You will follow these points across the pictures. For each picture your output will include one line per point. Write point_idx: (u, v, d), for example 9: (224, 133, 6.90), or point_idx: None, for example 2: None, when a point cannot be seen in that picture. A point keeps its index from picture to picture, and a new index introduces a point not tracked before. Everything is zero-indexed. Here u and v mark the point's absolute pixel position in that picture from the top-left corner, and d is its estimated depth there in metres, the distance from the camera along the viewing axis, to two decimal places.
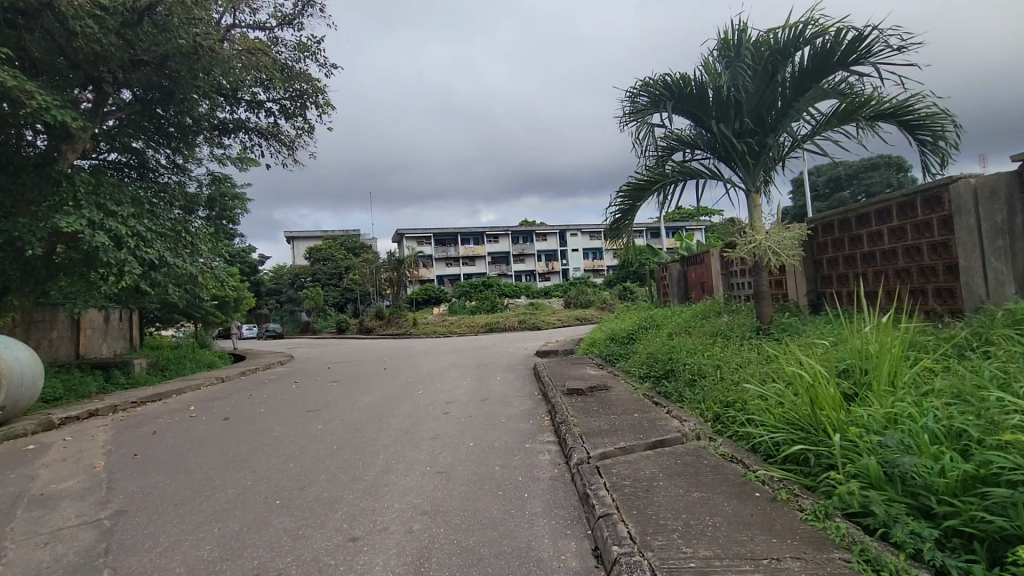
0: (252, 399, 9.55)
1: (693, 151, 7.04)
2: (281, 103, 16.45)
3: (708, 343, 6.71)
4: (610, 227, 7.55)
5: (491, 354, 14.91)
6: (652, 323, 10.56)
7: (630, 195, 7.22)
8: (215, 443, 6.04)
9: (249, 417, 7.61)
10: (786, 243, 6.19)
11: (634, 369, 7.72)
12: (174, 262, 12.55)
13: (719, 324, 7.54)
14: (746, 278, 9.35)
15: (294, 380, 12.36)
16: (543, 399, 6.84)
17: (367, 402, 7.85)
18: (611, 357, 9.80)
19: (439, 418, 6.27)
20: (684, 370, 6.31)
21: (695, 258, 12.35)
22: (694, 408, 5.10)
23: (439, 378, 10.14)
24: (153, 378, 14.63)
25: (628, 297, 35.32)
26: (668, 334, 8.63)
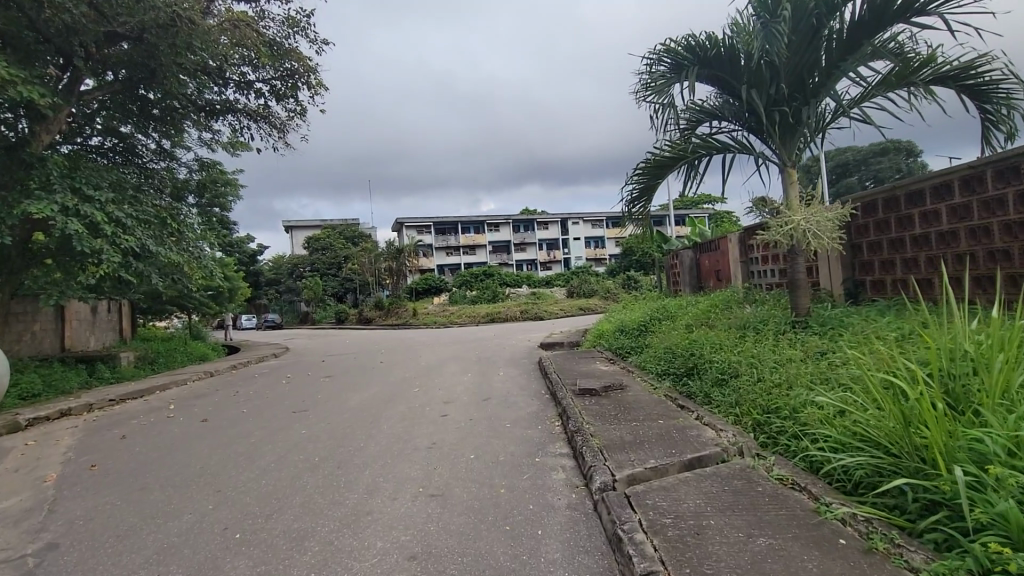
0: (238, 397, 8.88)
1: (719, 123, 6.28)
2: (272, 83, 15.88)
3: (735, 337, 6.03)
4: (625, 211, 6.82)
5: (493, 346, 14.26)
6: (666, 314, 9.86)
7: (650, 174, 6.48)
8: (186, 452, 5.38)
9: (230, 419, 6.95)
10: (829, 225, 5.47)
11: (651, 365, 7.03)
12: (157, 251, 11.85)
13: (746, 316, 6.84)
14: (770, 265, 8.61)
15: (285, 375, 11.70)
16: (551, 400, 6.18)
17: (359, 401, 7.19)
18: (622, 351, 9.11)
19: (435, 422, 5.62)
20: (709, 368, 5.64)
21: (710, 245, 11.61)
22: (729, 415, 4.45)
23: (437, 374, 9.46)
24: (140, 372, 13.99)
25: (631, 287, 34.64)
26: (686, 327, 7.92)
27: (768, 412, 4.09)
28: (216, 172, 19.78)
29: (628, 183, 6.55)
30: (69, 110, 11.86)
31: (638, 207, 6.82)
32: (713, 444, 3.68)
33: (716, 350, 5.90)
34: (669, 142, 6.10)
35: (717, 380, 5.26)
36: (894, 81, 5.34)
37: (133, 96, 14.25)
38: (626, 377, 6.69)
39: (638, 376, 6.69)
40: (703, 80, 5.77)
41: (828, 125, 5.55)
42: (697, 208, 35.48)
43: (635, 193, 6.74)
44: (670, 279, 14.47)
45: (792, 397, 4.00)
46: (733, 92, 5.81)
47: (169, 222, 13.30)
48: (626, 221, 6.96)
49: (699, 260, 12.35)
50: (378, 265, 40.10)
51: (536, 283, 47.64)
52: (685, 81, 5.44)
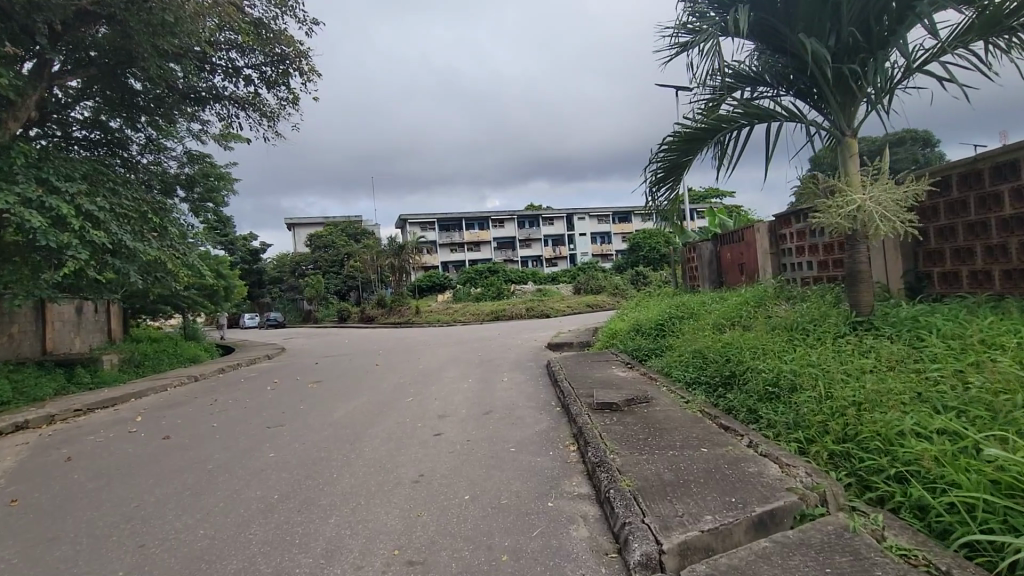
0: (214, 407, 8.01)
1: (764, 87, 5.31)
2: (260, 69, 15.23)
3: (780, 340, 5.12)
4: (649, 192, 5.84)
5: (497, 346, 13.39)
6: (688, 312, 8.89)
7: (678, 149, 5.54)
8: (130, 481, 4.50)
9: (196, 436, 6.07)
10: (900, 203, 4.53)
11: (676, 372, 6.11)
12: (134, 246, 11.05)
13: (787, 313, 5.92)
14: (808, 257, 7.75)
15: (273, 380, 10.83)
16: (563, 414, 5.27)
17: (343, 415, 6.30)
18: (641, 355, 8.17)
19: (427, 444, 4.74)
20: (753, 378, 4.71)
21: (732, 236, 10.68)
22: (792, 441, 3.58)
23: (434, 380, 8.56)
24: (124, 376, 13.17)
25: (639, 282, 33.66)
26: (714, 328, 6.99)
27: (848, 441, 3.24)
28: (206, 166, 18.95)
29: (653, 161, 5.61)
30: (38, 97, 11.06)
31: (665, 190, 5.87)
32: (786, 489, 2.79)
33: (759, 355, 5.00)
34: (703, 109, 5.14)
35: (766, 393, 4.38)
36: (980, 31, 4.40)
37: (114, 83, 13.43)
38: (649, 386, 5.77)
39: (662, 385, 5.78)
40: (749, 29, 4.84)
41: (897, 85, 4.74)
42: (705, 201, 34.46)
43: (661, 173, 5.81)
44: (687, 272, 13.46)
45: (882, 421, 3.13)
46: (785, 47, 4.89)
47: (151, 217, 12.47)
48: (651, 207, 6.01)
49: (720, 252, 11.40)
50: (379, 263, 39.26)
51: (541, 280, 46.80)
52: (732, 24, 4.51)
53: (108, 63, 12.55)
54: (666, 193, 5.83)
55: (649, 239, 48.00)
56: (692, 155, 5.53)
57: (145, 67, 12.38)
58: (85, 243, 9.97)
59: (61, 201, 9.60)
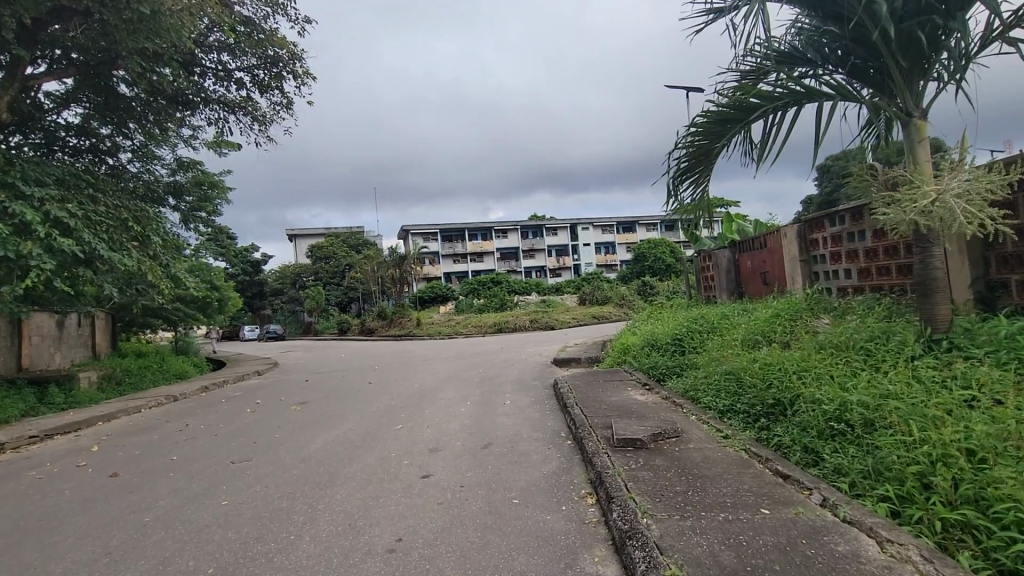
0: (181, 434, 7.17)
1: (820, 66, 4.45)
2: (252, 72, 14.56)
3: (835, 362, 4.28)
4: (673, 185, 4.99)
5: (499, 361, 12.54)
6: (712, 326, 8.01)
7: (707, 134, 4.68)
8: (46, 540, 3.67)
9: (148, 472, 5.23)
10: (988, 195, 3.71)
11: (706, 397, 5.25)
12: (110, 256, 10.28)
13: (836, 328, 5.07)
14: (849, 263, 6.90)
15: (255, 400, 9.98)
16: (576, 451, 4.43)
17: (320, 448, 5.47)
18: (662, 376, 7.30)
19: (411, 490, 3.90)
20: (806, 410, 3.91)
21: (754, 243, 9.89)
22: (877, 497, 2.82)
23: (430, 402, 7.70)
24: (102, 395, 12.36)
25: (645, 293, 32.77)
26: (746, 346, 6.13)
27: (962, 505, 2.50)
28: (200, 174, 18.31)
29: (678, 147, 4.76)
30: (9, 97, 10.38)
31: (691, 182, 5.00)
32: None
33: (810, 382, 4.17)
34: (740, 84, 4.29)
35: (829, 431, 3.57)
36: None
37: (97, 85, 12.77)
38: (676, 415, 4.89)
39: (691, 414, 4.92)
40: None
41: (973, 57, 4.03)
42: None
43: (686, 162, 4.95)
44: (701, 282, 12.60)
45: (1017, 483, 2.39)
46: (841, 12, 4.11)
47: (132, 225, 11.75)
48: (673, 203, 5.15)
49: (740, 260, 10.58)
50: (379, 274, 38.52)
51: (545, 291, 45.95)
52: None
53: (89, 62, 11.89)
54: (692, 186, 4.96)
55: (654, 249, 47.24)
56: (725, 141, 4.67)
57: (129, 69, 11.77)
58: (53, 252, 9.19)
59: (26, 207, 8.84)
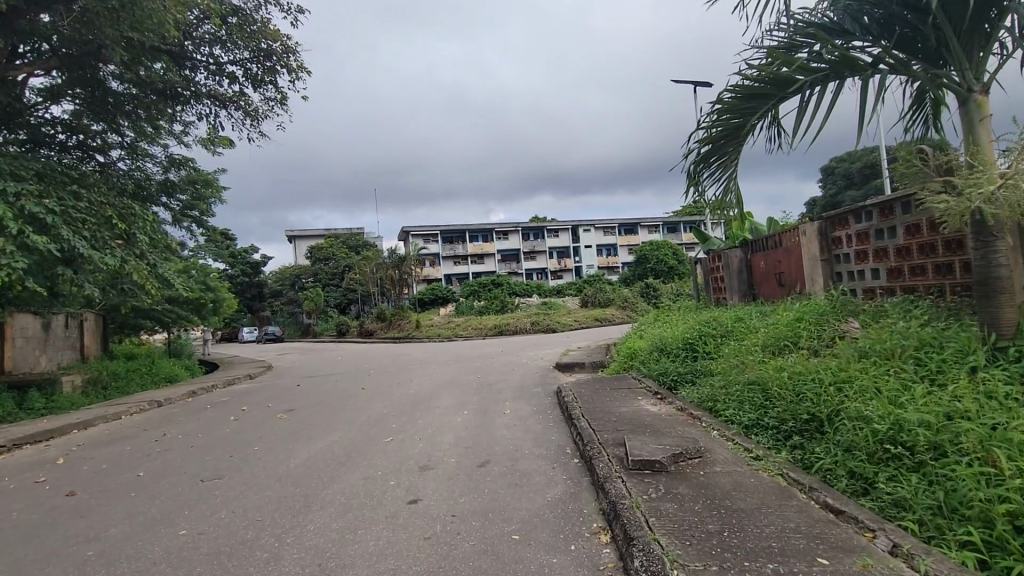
0: (155, 445, 6.65)
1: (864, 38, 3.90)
2: (245, 66, 14.09)
3: (882, 373, 3.79)
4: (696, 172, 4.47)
5: (499, 365, 12.03)
6: (727, 330, 7.46)
7: (736, 112, 4.14)
8: None
9: (108, 492, 4.70)
10: None
11: (729, 408, 4.73)
12: (90, 254, 9.78)
13: (874, 334, 4.56)
14: (877, 263, 6.37)
15: (241, 406, 9.45)
16: (585, 472, 3.92)
17: (300, 464, 4.95)
18: (674, 385, 6.77)
19: (394, 520, 3.38)
20: (851, 430, 3.42)
21: (768, 242, 9.39)
22: (956, 540, 2.36)
23: (424, 410, 7.18)
24: (85, 399, 11.84)
25: (649, 295, 32.23)
26: (768, 352, 5.61)
27: None
28: (193, 171, 17.85)
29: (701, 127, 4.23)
30: None
31: (715, 168, 4.47)
32: None
33: (854, 396, 3.69)
34: (774, 53, 3.76)
35: (883, 456, 3.09)
36: None
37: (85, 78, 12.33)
38: (697, 430, 4.37)
39: (712, 428, 4.41)
40: None
41: None
42: None
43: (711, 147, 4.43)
44: (710, 284, 12.07)
45: None
46: None
47: (117, 222, 11.26)
48: (693, 193, 4.62)
49: (753, 260, 10.06)
50: (378, 275, 38.00)
51: (546, 293, 45.44)
52: None
53: (73, 52, 11.41)
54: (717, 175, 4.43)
55: (656, 250, 46.71)
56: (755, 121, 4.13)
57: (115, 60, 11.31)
58: (27, 249, 8.69)
59: None
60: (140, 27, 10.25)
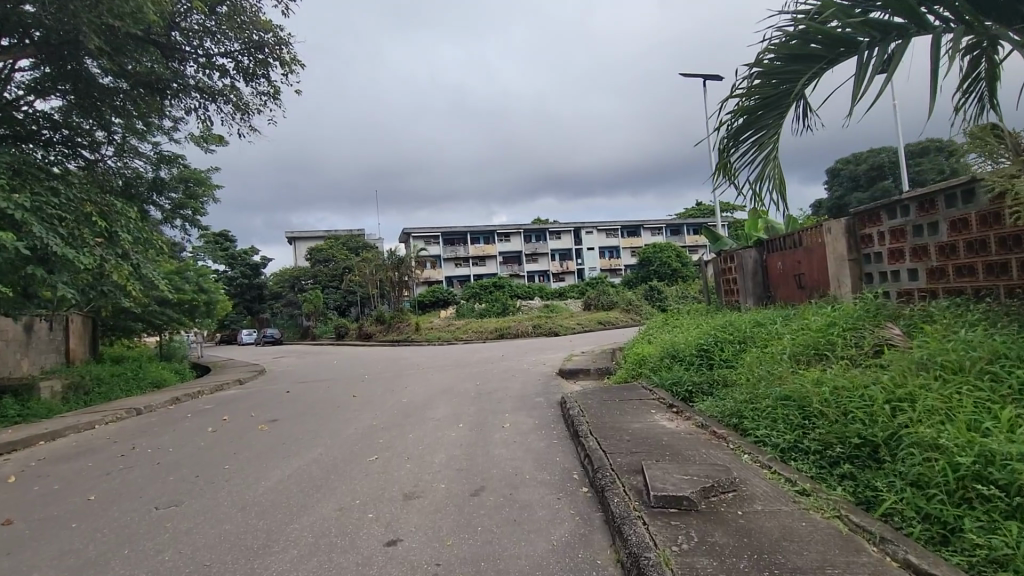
0: (120, 460, 6.07)
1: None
2: (236, 59, 13.52)
3: (951, 392, 3.27)
4: (728, 152, 3.88)
5: (500, 371, 11.42)
6: (747, 337, 6.86)
7: (777, 78, 3.54)
8: None
9: (47, 521, 4.12)
10: None
11: (759, 426, 4.15)
12: (64, 252, 9.21)
13: (928, 344, 4.00)
14: (915, 263, 5.77)
15: (224, 415, 8.87)
16: (598, 506, 3.33)
17: (269, 490, 4.34)
18: (690, 397, 6.17)
19: (366, 570, 2.78)
20: (921, 461, 2.88)
21: (787, 242, 8.79)
22: None
23: (416, 422, 6.59)
24: (64, 406, 11.25)
25: (653, 298, 31.58)
26: (798, 362, 5.04)
27: None
28: (185, 169, 17.31)
29: (735, 97, 3.64)
30: None
31: (751, 146, 3.87)
32: None
33: (919, 418, 3.15)
34: (826, 4, 3.16)
35: (970, 496, 2.57)
36: None
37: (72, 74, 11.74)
38: (723, 453, 3.80)
39: (741, 450, 3.84)
40: None
41: None
42: None
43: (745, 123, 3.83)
44: (721, 287, 11.45)
45: None
46: None
47: (97, 220, 10.69)
48: (725, 177, 4.03)
49: (769, 261, 9.46)
50: (378, 277, 37.42)
51: (548, 295, 44.82)
52: None
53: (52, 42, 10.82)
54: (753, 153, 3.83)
55: (660, 252, 46.01)
56: (800, 87, 3.54)
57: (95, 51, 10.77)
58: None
59: None
60: (120, 14, 9.69)
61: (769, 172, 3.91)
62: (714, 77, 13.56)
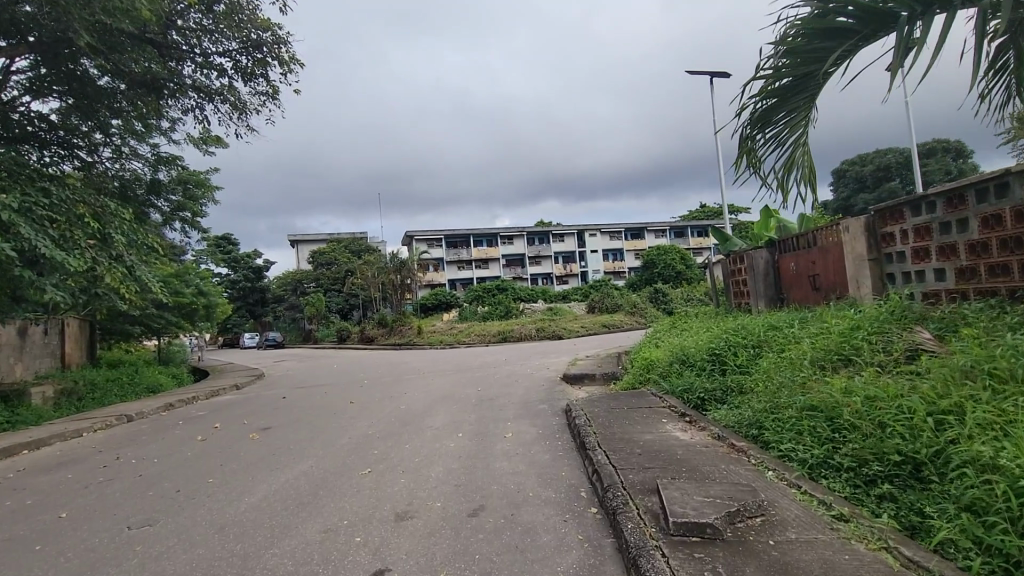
0: (101, 472, 5.76)
1: None
2: (234, 58, 13.23)
3: (1004, 404, 2.94)
4: (752, 138, 3.62)
5: (502, 376, 11.09)
6: (763, 342, 6.51)
7: (805, 56, 3.24)
8: None
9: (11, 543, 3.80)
10: None
11: (782, 439, 3.82)
12: (53, 254, 8.94)
13: (968, 350, 3.66)
14: (941, 262, 5.43)
15: (216, 422, 8.57)
16: (610, 531, 3.00)
17: (253, 508, 4.02)
18: (704, 407, 5.81)
19: None
20: (976, 483, 2.55)
21: (803, 242, 8.43)
22: None
23: (413, 431, 6.27)
24: (56, 412, 10.97)
25: (658, 300, 31.19)
26: (821, 370, 4.69)
27: None
28: (183, 170, 17.02)
29: (759, 80, 3.35)
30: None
31: (777, 131, 3.60)
32: None
33: (969, 433, 2.82)
34: None
35: None
36: None
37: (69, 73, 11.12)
38: (745, 471, 3.46)
39: (764, 466, 3.52)
40: None
41: None
42: None
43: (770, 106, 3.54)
44: (730, 288, 11.13)
45: None
46: None
47: (89, 221, 10.41)
48: (750, 163, 3.78)
49: (783, 262, 9.11)
50: (380, 279, 37.14)
51: (552, 298, 44.47)
52: None
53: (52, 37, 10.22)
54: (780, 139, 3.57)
55: (665, 255, 45.59)
56: (831, 66, 3.23)
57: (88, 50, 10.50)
58: None
59: None
60: (114, 13, 9.31)
61: (798, 156, 3.65)
62: (723, 74, 13.18)
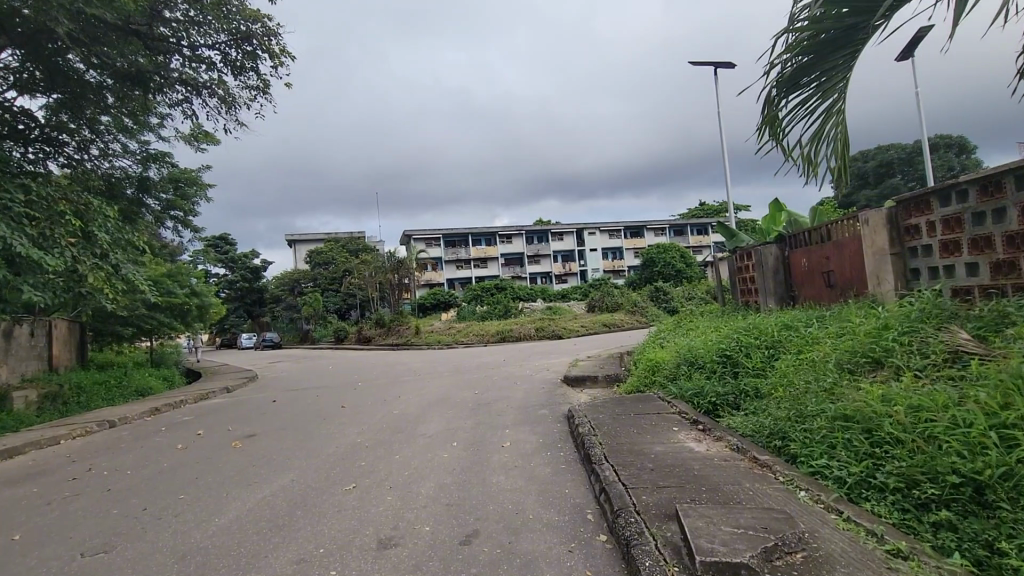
0: (69, 486, 5.34)
1: None
2: (223, 51, 12.73)
3: None
4: (776, 104, 3.27)
5: (501, 378, 10.70)
6: (778, 343, 6.10)
7: (849, 8, 2.87)
8: None
9: None
10: None
11: (814, 454, 3.43)
12: (32, 253, 8.52)
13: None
14: (972, 256, 5.05)
15: (200, 428, 8.16)
16: (626, 567, 2.58)
17: (223, 532, 3.60)
18: (717, 414, 5.41)
19: None
20: None
21: (816, 237, 8.03)
22: None
23: (406, 439, 5.89)
24: (38, 417, 10.55)
25: (659, 299, 30.83)
26: (849, 374, 4.30)
27: None
28: (174, 169, 16.46)
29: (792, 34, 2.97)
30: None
31: (806, 96, 3.26)
32: None
33: None
34: None
35: None
36: None
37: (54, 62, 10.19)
38: (775, 493, 3.08)
39: (796, 486, 3.13)
40: None
41: None
42: None
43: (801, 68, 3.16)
44: (736, 287, 10.73)
45: None
46: None
47: (72, 218, 9.93)
48: (773, 133, 3.44)
49: (793, 257, 8.70)
50: (378, 279, 36.71)
51: (552, 297, 44.08)
52: None
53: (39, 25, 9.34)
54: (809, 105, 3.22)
55: (664, 253, 45.23)
56: (877, 20, 2.86)
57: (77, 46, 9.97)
58: None
59: None
60: None
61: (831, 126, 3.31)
62: (727, 65, 12.77)
